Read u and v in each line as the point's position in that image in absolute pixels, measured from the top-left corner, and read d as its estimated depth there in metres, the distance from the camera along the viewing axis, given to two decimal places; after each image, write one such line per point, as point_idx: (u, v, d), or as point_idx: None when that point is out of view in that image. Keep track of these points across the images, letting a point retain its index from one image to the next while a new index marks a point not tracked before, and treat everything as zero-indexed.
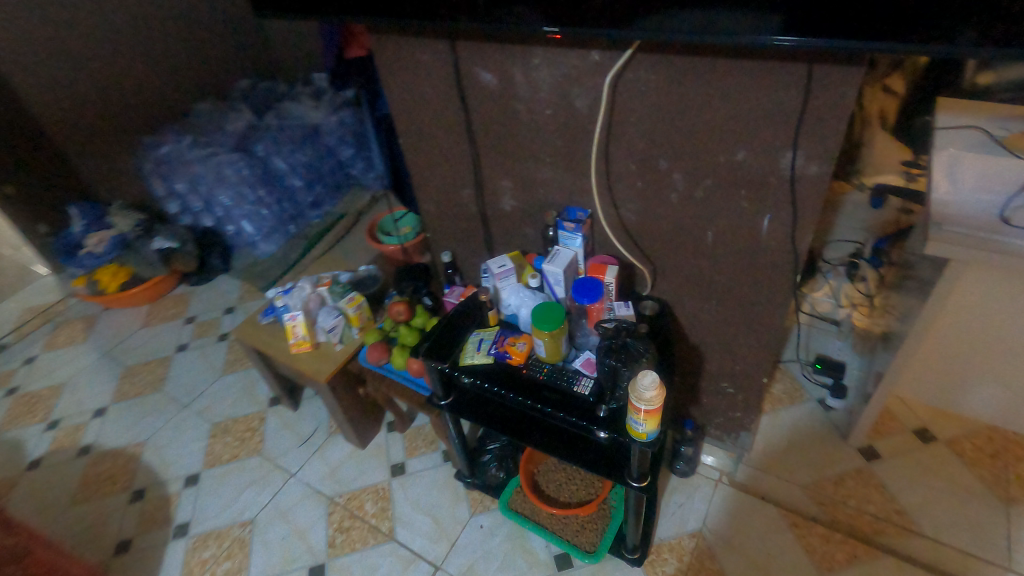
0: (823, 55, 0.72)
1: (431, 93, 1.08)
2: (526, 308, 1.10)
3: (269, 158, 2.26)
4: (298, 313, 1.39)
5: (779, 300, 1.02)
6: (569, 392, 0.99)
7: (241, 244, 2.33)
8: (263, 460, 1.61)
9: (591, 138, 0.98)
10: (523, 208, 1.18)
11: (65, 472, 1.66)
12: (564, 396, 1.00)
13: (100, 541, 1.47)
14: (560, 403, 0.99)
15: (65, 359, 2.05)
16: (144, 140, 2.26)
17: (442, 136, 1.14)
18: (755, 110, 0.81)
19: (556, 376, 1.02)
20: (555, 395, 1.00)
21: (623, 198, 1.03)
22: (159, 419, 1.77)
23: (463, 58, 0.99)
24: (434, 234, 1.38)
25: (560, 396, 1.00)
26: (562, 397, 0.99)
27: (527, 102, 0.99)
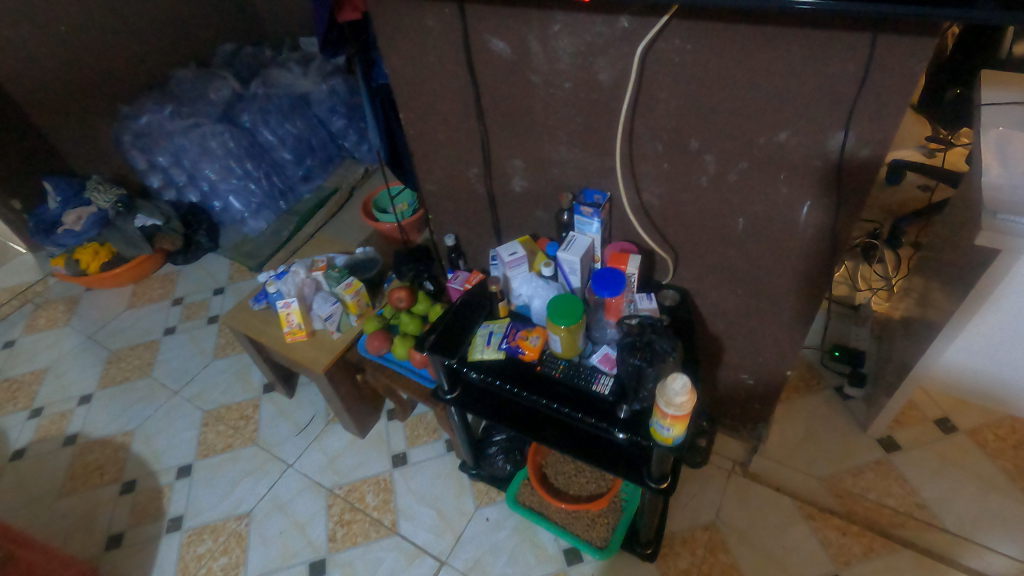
0: (890, 24, 0.63)
1: (436, 62, 0.98)
2: (539, 299, 1.02)
3: (256, 129, 2.18)
4: (293, 300, 1.30)
5: (811, 291, 0.95)
6: (587, 391, 0.93)
7: (229, 220, 2.24)
8: (258, 449, 1.55)
9: (614, 115, 0.89)
10: (535, 190, 1.09)
11: (50, 463, 1.58)
12: (582, 394, 0.93)
13: (88, 536, 1.41)
14: (578, 403, 0.92)
15: (46, 342, 1.95)
16: (121, 110, 2.15)
17: (448, 110, 1.05)
18: (804, 88, 0.73)
19: (573, 373, 0.95)
20: (572, 393, 0.94)
21: (647, 181, 0.95)
22: (148, 407, 1.70)
23: (473, 23, 0.89)
24: (437, 215, 1.29)
25: (577, 395, 0.93)
26: (580, 396, 0.93)
27: (543, 73, 0.90)
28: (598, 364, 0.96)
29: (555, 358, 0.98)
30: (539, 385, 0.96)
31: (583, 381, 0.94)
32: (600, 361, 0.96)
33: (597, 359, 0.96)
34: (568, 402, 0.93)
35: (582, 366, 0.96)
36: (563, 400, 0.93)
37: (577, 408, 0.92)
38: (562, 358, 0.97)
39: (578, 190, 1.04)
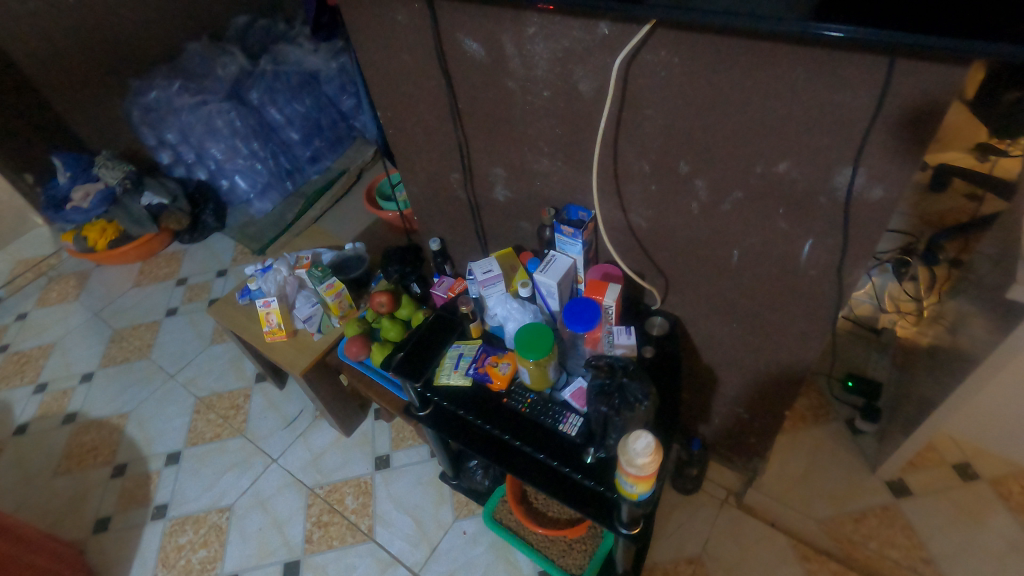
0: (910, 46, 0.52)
1: (409, 60, 0.89)
2: (514, 322, 0.94)
3: (264, 108, 2.09)
4: (273, 299, 1.27)
5: (813, 333, 0.85)
6: (553, 430, 0.86)
7: (236, 201, 2.24)
8: (245, 441, 1.54)
9: (595, 128, 0.79)
10: (518, 201, 1.00)
11: (50, 441, 1.62)
12: (547, 434, 0.86)
13: (78, 517, 1.44)
14: (542, 443, 0.86)
15: (56, 317, 2.00)
16: (133, 83, 2.08)
17: (425, 112, 0.97)
18: (807, 116, 0.62)
19: (540, 407, 0.89)
20: (537, 431, 0.87)
21: (633, 202, 0.85)
22: (145, 390, 1.71)
23: (443, 21, 0.80)
24: (421, 217, 1.22)
25: (542, 435, 0.87)
26: (545, 435, 0.86)
27: (520, 80, 0.80)
28: (568, 399, 0.88)
29: (523, 390, 0.91)
30: (506, 417, 0.90)
31: (549, 419, 0.87)
32: (570, 396, 0.88)
33: (569, 393, 0.88)
34: (532, 441, 0.86)
35: (550, 401, 0.89)
36: (527, 439, 0.87)
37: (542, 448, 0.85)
38: (530, 390, 0.91)
39: (561, 205, 0.95)
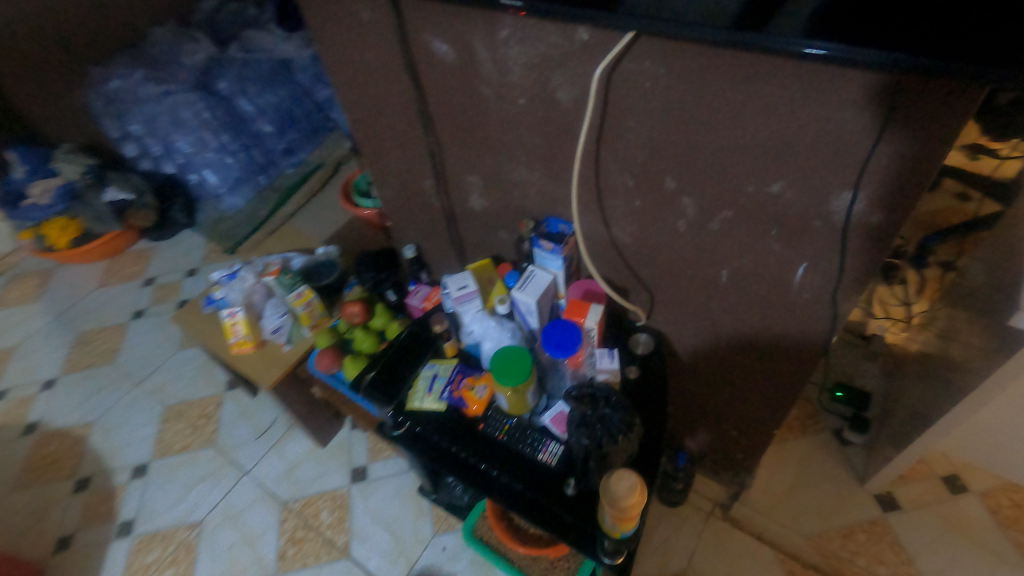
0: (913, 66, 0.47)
1: (374, 61, 0.82)
2: (491, 341, 0.89)
3: (233, 99, 2.00)
4: (238, 310, 1.22)
5: (806, 356, 0.80)
6: (532, 461, 0.81)
7: (207, 196, 2.11)
8: (216, 453, 1.48)
9: (576, 140, 0.73)
10: (495, 210, 0.94)
11: (10, 452, 1.55)
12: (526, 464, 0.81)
13: (40, 535, 1.38)
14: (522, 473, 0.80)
15: (17, 319, 1.91)
16: (92, 71, 1.94)
17: (394, 115, 0.90)
18: (800, 136, 0.57)
19: (517, 435, 0.83)
20: (517, 461, 0.81)
21: (616, 217, 0.80)
22: (110, 398, 1.64)
23: (409, 21, 0.73)
24: (395, 223, 1.16)
25: (520, 465, 0.81)
26: (523, 466, 0.81)
27: (494, 86, 0.74)
28: (546, 426, 0.83)
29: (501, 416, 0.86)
30: (482, 444, 0.84)
31: (527, 449, 0.82)
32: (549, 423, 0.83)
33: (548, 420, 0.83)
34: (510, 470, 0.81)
35: (529, 430, 0.84)
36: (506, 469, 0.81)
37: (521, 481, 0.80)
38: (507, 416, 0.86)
39: (541, 216, 0.89)
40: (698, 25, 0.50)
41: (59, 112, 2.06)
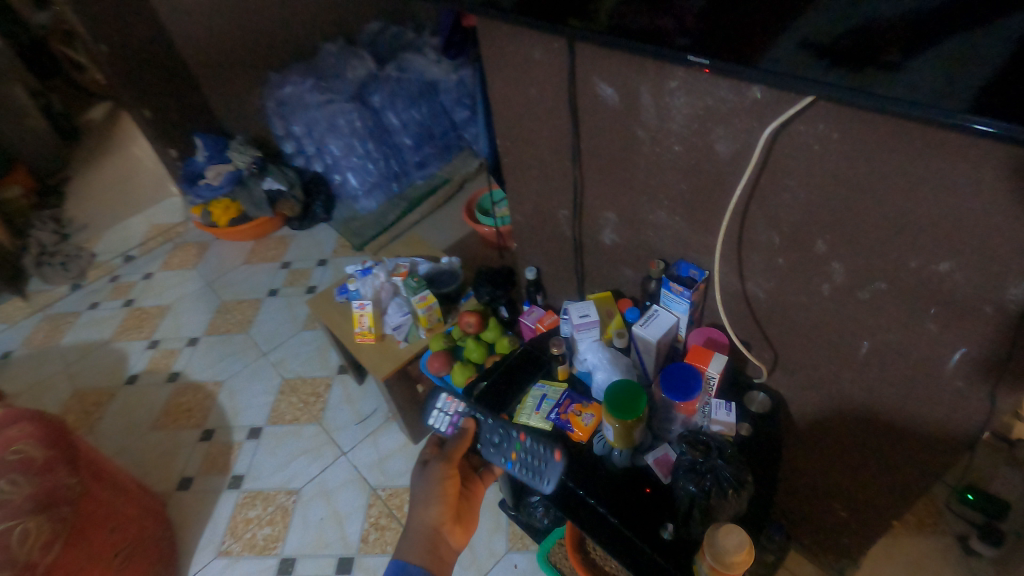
0: None
1: (537, 96, 0.89)
2: (603, 372, 0.91)
3: (383, 112, 2.19)
4: (367, 303, 1.32)
5: (941, 445, 0.75)
6: (510, 434, 0.88)
7: (345, 196, 2.33)
8: (320, 430, 1.61)
9: (728, 192, 0.75)
10: (625, 247, 0.97)
11: (153, 395, 1.78)
12: (512, 442, 0.88)
13: (167, 473, 1.57)
14: (521, 443, 0.87)
15: (175, 281, 2.19)
16: (272, 77, 2.24)
17: (543, 147, 0.96)
18: (898, 208, 0.60)
19: (457, 421, 0.96)
20: (504, 438, 0.90)
21: (753, 271, 0.80)
22: (239, 363, 1.83)
23: (581, 64, 0.78)
24: (521, 245, 1.22)
25: (511, 444, 0.88)
26: (516, 443, 0.87)
27: (651, 131, 0.77)
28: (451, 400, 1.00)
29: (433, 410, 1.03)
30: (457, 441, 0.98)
31: (484, 430, 0.92)
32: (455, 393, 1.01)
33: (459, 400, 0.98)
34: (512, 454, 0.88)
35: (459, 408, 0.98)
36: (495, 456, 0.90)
37: (533, 445, 0.85)
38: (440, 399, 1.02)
39: (672, 258, 0.90)
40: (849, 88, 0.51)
41: (240, 109, 2.38)
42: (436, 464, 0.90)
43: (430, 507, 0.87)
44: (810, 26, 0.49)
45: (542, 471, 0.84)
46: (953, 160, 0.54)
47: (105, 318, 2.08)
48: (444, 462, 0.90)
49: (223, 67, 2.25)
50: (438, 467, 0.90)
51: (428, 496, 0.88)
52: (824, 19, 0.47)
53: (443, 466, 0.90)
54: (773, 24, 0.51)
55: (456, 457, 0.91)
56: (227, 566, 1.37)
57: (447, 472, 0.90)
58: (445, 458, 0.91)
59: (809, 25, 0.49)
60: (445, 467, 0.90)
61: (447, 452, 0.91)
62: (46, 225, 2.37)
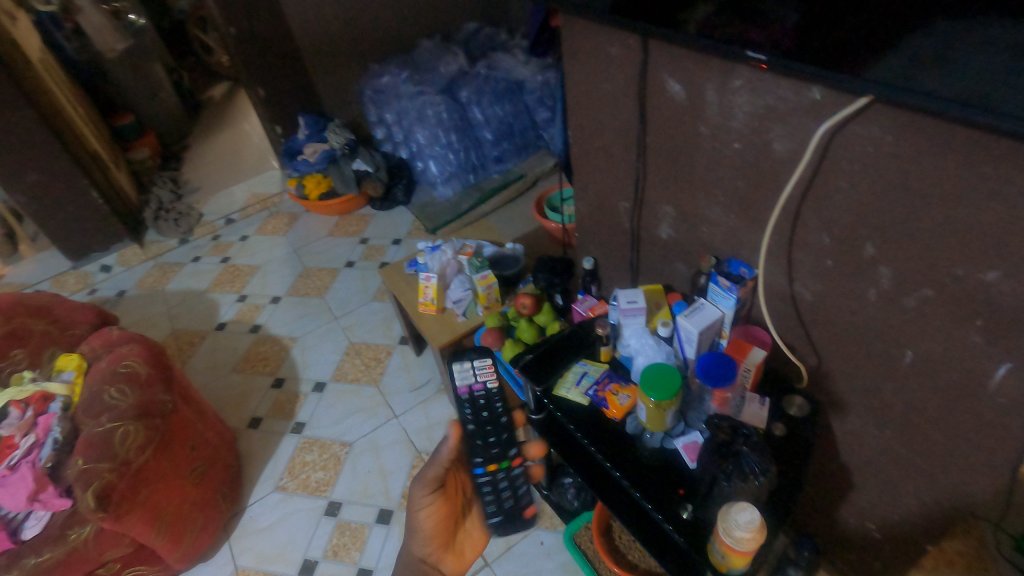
0: None
1: (610, 90, 0.94)
2: (645, 357, 0.95)
3: (469, 106, 2.32)
4: (433, 276, 1.42)
5: (983, 467, 0.73)
6: (506, 453, 1.01)
7: (425, 182, 2.47)
8: (377, 392, 1.73)
9: (780, 190, 0.77)
10: (681, 241, 1.01)
11: (237, 342, 1.98)
12: (502, 460, 1.00)
13: (241, 411, 1.74)
14: (506, 468, 1.00)
15: (267, 245, 2.40)
16: (372, 67, 2.43)
17: (611, 139, 1.01)
18: (950, 215, 0.61)
19: (474, 390, 1.05)
20: (494, 449, 1.00)
21: (802, 272, 0.81)
22: (313, 323, 2.00)
23: (654, 61, 0.83)
24: (581, 235, 1.27)
25: (497, 459, 1.00)
26: (503, 462, 1.00)
27: (714, 127, 0.81)
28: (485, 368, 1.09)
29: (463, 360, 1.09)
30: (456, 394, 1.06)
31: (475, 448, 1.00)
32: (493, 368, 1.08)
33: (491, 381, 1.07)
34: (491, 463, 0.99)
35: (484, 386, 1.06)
36: (473, 452, 1.00)
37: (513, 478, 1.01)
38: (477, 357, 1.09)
39: (723, 254, 0.93)
40: (955, 104, 0.50)
41: (341, 94, 2.58)
42: (418, 493, 0.87)
43: (417, 542, 0.92)
44: (916, 47, 0.50)
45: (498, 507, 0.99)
46: (1009, 170, 0.54)
47: (204, 271, 2.32)
48: (424, 490, 0.87)
49: (331, 55, 2.46)
50: (419, 495, 0.87)
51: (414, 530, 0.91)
52: (931, 40, 0.48)
53: (423, 494, 0.87)
54: (869, 34, 0.52)
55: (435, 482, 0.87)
56: (282, 500, 1.51)
57: (426, 503, 0.88)
58: (424, 486, 0.86)
59: (916, 43, 0.49)
60: (424, 497, 0.87)
61: (425, 479, 0.86)
62: (165, 185, 2.67)
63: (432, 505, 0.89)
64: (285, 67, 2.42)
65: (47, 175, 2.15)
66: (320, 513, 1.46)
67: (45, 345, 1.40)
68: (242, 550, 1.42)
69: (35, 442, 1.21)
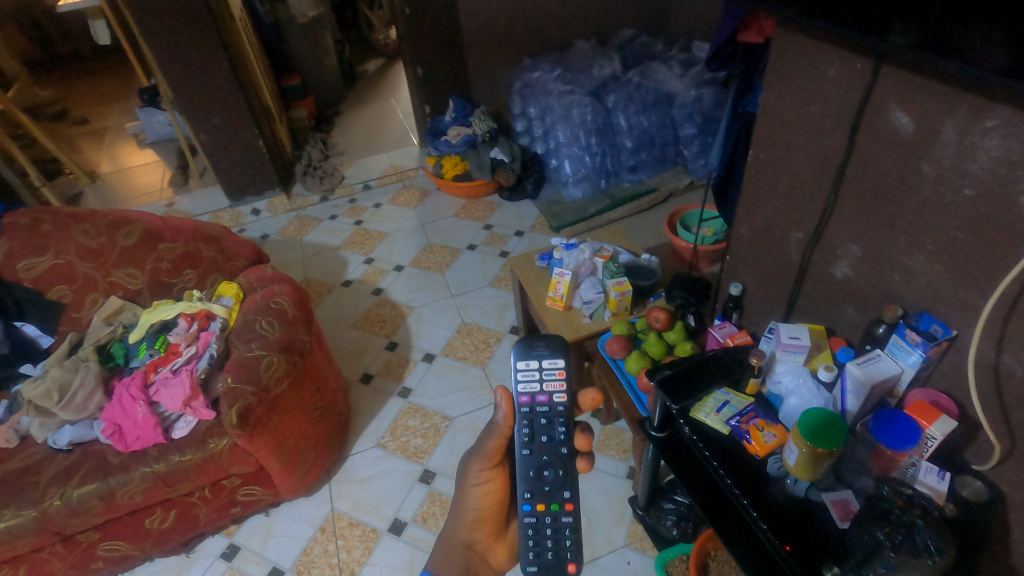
0: None
1: (815, 112, 0.89)
2: (798, 398, 0.91)
3: (614, 111, 2.33)
4: (567, 273, 1.42)
5: None
6: (559, 492, 0.84)
7: (556, 180, 2.48)
8: (482, 374, 1.76)
9: (1016, 251, 0.69)
10: (860, 285, 0.93)
11: (359, 301, 2.09)
12: (553, 500, 0.84)
13: (356, 365, 1.85)
14: (556, 511, 0.84)
15: (397, 215, 2.52)
16: (525, 62, 2.50)
17: (800, 165, 0.96)
18: None
19: (539, 402, 0.88)
20: (546, 486, 0.85)
21: (1017, 343, 0.72)
22: (430, 297, 2.07)
23: (882, 88, 0.78)
24: (734, 258, 1.22)
25: (549, 497, 0.84)
26: (554, 503, 0.84)
27: (942, 169, 0.74)
28: (556, 374, 0.90)
29: (530, 355, 0.91)
30: (529, 421, 0.87)
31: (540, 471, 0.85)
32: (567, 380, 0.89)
33: (562, 397, 0.88)
34: (537, 504, 0.84)
35: (553, 401, 0.88)
36: (524, 484, 0.85)
37: (563, 526, 0.83)
38: (552, 355, 0.90)
39: (913, 308, 0.85)
40: None
41: (492, 83, 2.66)
42: None
43: (464, 524, 0.89)
44: None
45: (540, 556, 0.81)
46: None
47: (339, 229, 2.47)
48: (482, 462, 0.86)
49: (489, 44, 2.53)
50: (475, 467, 0.86)
51: (465, 512, 0.88)
52: None
53: (479, 467, 0.86)
54: None
55: (495, 457, 0.87)
56: (381, 457, 1.58)
57: (484, 477, 0.87)
58: (481, 458, 0.86)
59: None
60: (480, 469, 0.86)
61: (484, 450, 0.86)
62: (317, 145, 2.89)
63: (490, 481, 0.87)
64: (448, 49, 2.51)
65: (226, 120, 2.39)
66: (414, 478, 1.52)
67: (211, 271, 1.54)
68: (340, 494, 1.50)
69: (195, 353, 1.37)
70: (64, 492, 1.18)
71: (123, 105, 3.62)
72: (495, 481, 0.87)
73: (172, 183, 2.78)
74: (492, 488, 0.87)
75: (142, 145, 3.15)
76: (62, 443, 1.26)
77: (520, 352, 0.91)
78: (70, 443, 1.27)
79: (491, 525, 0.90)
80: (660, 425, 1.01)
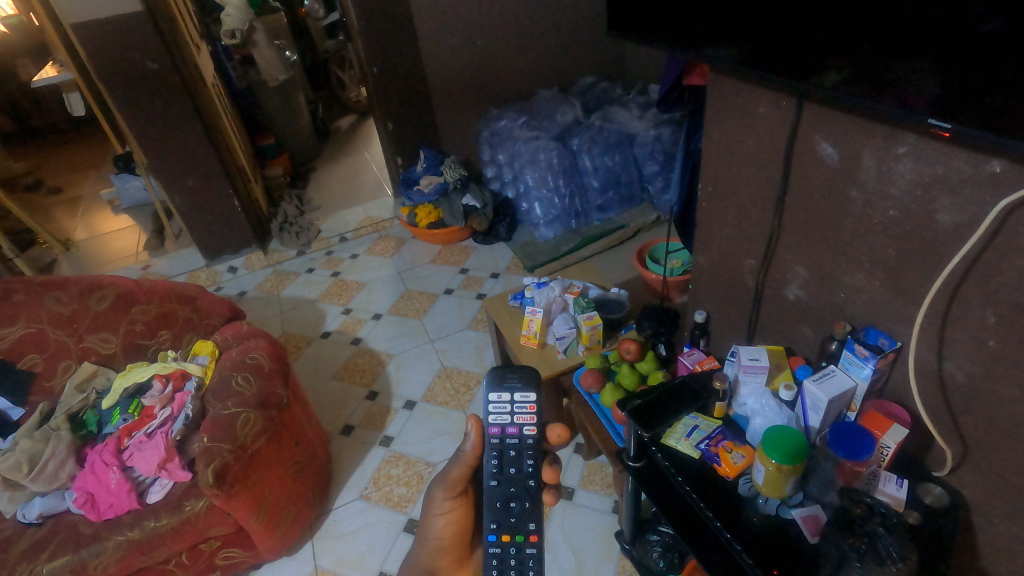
0: None
1: (752, 146, 0.96)
2: (763, 418, 0.94)
3: (579, 154, 2.43)
4: (539, 310, 1.46)
5: None
6: (524, 524, 0.85)
7: (528, 222, 2.55)
8: (463, 418, 1.76)
9: (941, 264, 0.74)
10: (811, 305, 0.98)
11: (338, 352, 2.10)
12: (518, 531, 0.84)
13: (336, 417, 1.84)
14: (521, 543, 0.84)
15: (374, 265, 2.55)
16: (492, 112, 2.61)
17: (744, 196, 1.02)
18: None
19: (510, 434, 0.88)
20: (512, 517, 0.85)
21: (955, 350, 0.76)
22: (410, 343, 2.09)
23: (807, 122, 0.84)
24: (696, 287, 1.27)
25: (514, 529, 0.85)
26: (519, 534, 0.84)
27: (866, 192, 0.80)
28: (527, 408, 0.91)
29: (502, 388, 0.92)
30: (497, 453, 0.87)
31: (505, 504, 0.85)
32: (538, 413, 0.90)
33: (532, 429, 0.89)
34: (503, 534, 0.85)
35: (522, 433, 0.89)
36: (490, 514, 0.85)
37: (528, 558, 0.83)
38: (525, 388, 0.92)
39: (861, 323, 0.90)
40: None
41: (461, 133, 2.76)
42: None
43: (427, 554, 0.89)
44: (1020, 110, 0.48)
45: None
46: None
47: (316, 282, 2.49)
48: (445, 492, 0.85)
49: (456, 97, 2.65)
50: (438, 497, 0.85)
51: (428, 541, 0.88)
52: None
53: (444, 496, 0.86)
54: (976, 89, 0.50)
55: (459, 485, 0.86)
56: (365, 509, 1.55)
57: (447, 507, 0.86)
58: (445, 487, 0.85)
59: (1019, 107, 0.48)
60: (444, 498, 0.86)
61: (447, 478, 0.86)
62: (292, 201, 2.94)
63: (452, 511, 0.87)
64: (417, 103, 2.61)
65: (201, 182, 2.44)
66: (399, 529, 1.49)
67: (186, 330, 1.55)
68: (323, 551, 1.47)
69: (171, 415, 1.36)
70: (33, 568, 1.15)
71: (98, 172, 3.65)
72: (459, 511, 0.87)
73: (148, 246, 2.79)
74: (456, 518, 0.87)
75: (117, 211, 3.17)
76: (31, 516, 1.23)
77: (492, 384, 0.92)
78: (40, 516, 1.23)
79: (454, 553, 0.90)
80: (636, 455, 1.02)
